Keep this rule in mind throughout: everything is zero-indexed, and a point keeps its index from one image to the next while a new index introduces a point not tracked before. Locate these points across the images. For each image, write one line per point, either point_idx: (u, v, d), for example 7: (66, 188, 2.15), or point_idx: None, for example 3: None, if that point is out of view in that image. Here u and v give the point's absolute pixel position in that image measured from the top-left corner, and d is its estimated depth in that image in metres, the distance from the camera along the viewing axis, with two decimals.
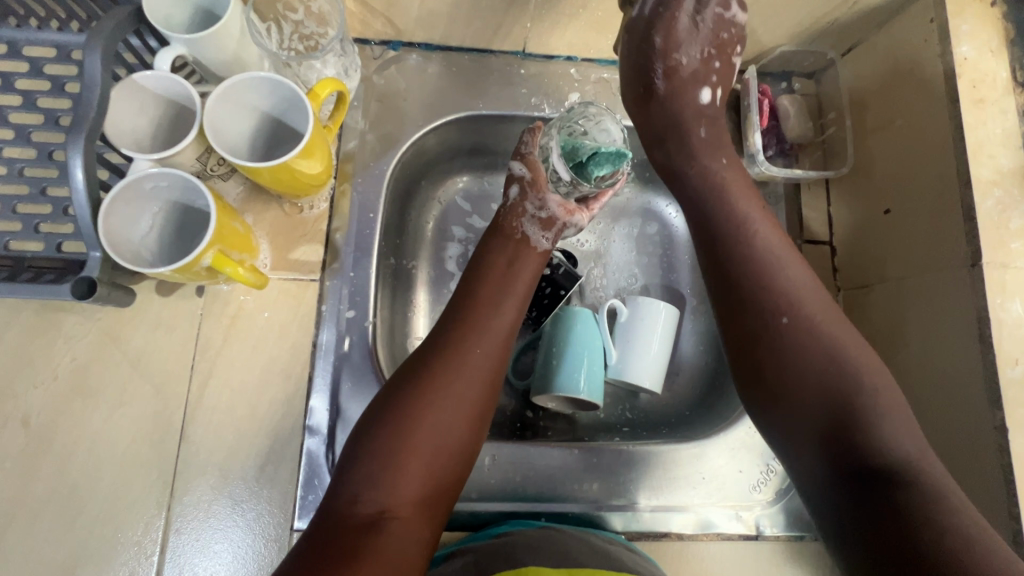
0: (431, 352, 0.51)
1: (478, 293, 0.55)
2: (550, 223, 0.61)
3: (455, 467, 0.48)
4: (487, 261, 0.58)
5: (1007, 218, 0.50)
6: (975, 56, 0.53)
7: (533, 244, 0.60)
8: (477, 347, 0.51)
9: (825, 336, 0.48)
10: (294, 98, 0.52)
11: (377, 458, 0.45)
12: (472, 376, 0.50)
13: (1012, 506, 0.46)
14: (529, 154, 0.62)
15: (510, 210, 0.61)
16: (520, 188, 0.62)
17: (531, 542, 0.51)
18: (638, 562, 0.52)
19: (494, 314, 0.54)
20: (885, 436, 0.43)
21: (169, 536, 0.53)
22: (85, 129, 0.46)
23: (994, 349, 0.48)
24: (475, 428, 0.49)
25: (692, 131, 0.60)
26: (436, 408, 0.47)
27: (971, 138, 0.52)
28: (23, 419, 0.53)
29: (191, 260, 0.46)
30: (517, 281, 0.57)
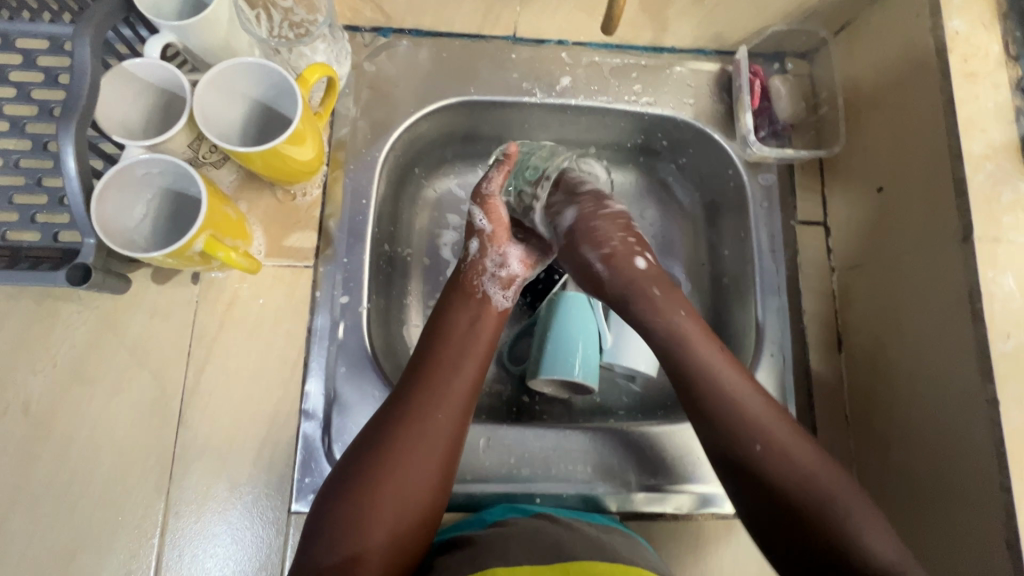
0: (390, 414, 0.49)
1: (440, 351, 0.52)
2: (509, 281, 0.60)
3: (418, 539, 0.46)
4: (449, 318, 0.55)
5: (999, 191, 0.49)
6: (967, 30, 0.53)
7: (494, 303, 0.58)
8: (439, 410, 0.49)
9: (802, 461, 0.46)
10: (284, 84, 0.52)
11: (336, 532, 0.43)
12: (433, 441, 0.48)
13: (1004, 478, 0.45)
14: (492, 197, 0.61)
15: (470, 266, 0.60)
16: (479, 243, 0.60)
17: (531, 534, 0.49)
18: (637, 552, 0.50)
19: (455, 372, 0.51)
20: (867, 542, 0.43)
21: (169, 519, 0.54)
22: (77, 117, 0.47)
23: (985, 323, 0.47)
24: (438, 496, 0.47)
25: (649, 292, 0.54)
26: (396, 476, 0.46)
27: (962, 112, 0.51)
28: (24, 405, 0.54)
29: (183, 244, 0.46)
30: (479, 337, 0.55)
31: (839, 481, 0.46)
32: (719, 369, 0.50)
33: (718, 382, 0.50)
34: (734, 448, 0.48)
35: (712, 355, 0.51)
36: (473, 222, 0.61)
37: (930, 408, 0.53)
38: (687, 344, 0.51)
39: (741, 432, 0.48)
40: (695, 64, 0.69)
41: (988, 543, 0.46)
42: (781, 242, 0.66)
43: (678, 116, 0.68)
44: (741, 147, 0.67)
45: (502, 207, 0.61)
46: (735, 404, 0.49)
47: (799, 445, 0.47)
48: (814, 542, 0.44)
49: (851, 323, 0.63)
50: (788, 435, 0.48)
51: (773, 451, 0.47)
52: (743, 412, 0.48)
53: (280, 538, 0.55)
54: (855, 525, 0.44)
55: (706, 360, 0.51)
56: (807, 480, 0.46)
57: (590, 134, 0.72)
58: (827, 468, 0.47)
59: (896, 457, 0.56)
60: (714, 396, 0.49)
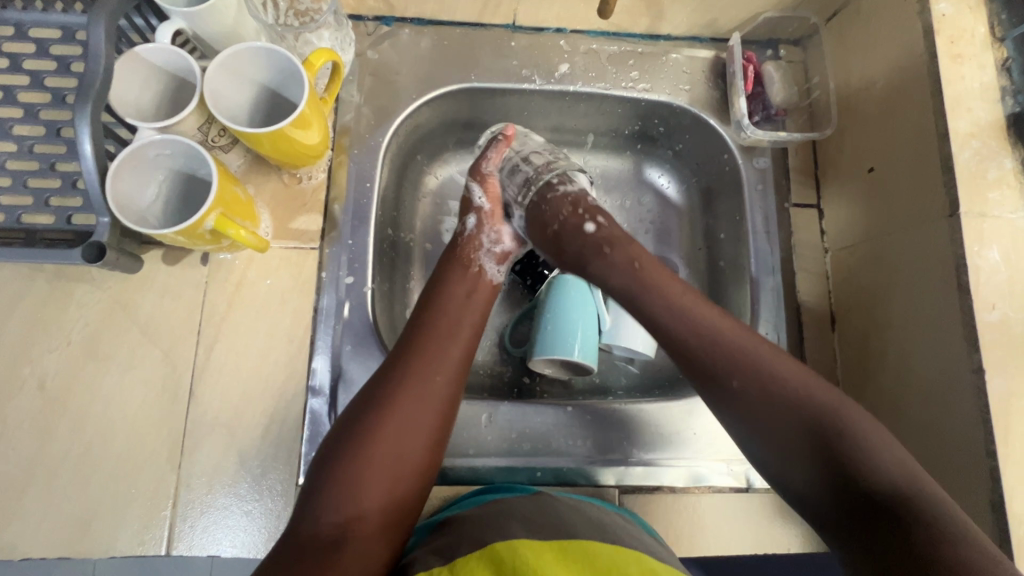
0: (388, 379, 0.50)
1: (436, 322, 0.54)
2: (503, 256, 0.64)
3: (413, 497, 0.47)
4: (446, 291, 0.57)
5: (984, 168, 0.51)
6: (953, 12, 0.54)
7: (488, 276, 0.61)
8: (437, 374, 0.51)
9: (775, 381, 0.46)
10: (291, 67, 0.54)
11: (337, 489, 0.44)
12: (431, 403, 0.49)
13: (989, 444, 0.47)
14: (490, 176, 0.65)
15: (466, 240, 0.62)
16: (476, 219, 0.64)
17: (524, 511, 0.49)
18: (631, 529, 0.50)
19: (451, 341, 0.53)
20: (867, 454, 0.42)
21: (180, 492, 0.55)
22: (91, 100, 0.48)
23: (971, 295, 0.49)
24: (433, 458, 0.49)
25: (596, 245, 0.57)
26: (397, 435, 0.47)
27: (949, 91, 0.53)
28: (40, 382, 0.56)
29: (194, 221, 0.48)
30: (471, 310, 0.57)
31: (821, 393, 0.45)
32: (698, 311, 0.51)
33: (700, 319, 0.50)
34: (716, 377, 0.48)
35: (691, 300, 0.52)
36: (471, 199, 0.65)
37: (918, 379, 0.54)
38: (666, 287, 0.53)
39: (720, 360, 0.48)
40: (691, 51, 0.71)
41: (976, 507, 0.48)
42: (775, 224, 0.68)
43: (674, 102, 0.70)
44: (736, 132, 0.69)
45: (499, 185, 0.66)
46: (719, 337, 0.49)
47: (786, 370, 0.47)
48: (811, 459, 0.43)
49: (844, 303, 0.65)
50: (777, 359, 0.47)
51: (757, 371, 0.47)
52: (726, 344, 0.48)
53: (287, 509, 0.56)
54: (852, 429, 0.43)
55: (685, 297, 0.52)
56: (805, 406, 0.45)
57: (588, 122, 0.74)
58: (820, 388, 0.46)
59: (887, 430, 0.58)
60: (699, 326, 0.50)
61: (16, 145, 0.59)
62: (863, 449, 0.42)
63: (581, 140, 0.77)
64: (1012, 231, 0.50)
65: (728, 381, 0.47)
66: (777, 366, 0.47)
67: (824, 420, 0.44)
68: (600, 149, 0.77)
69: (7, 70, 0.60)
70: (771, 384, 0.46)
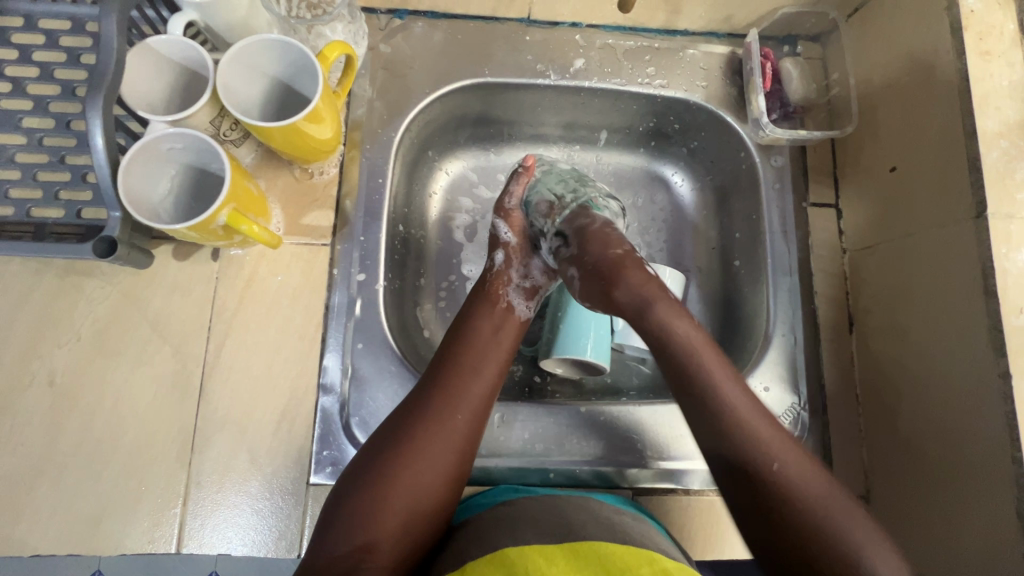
0: (411, 413, 0.49)
1: (461, 357, 0.53)
2: (533, 292, 0.61)
3: (428, 531, 0.47)
4: (472, 327, 0.55)
5: (1013, 168, 0.50)
6: (982, 9, 0.53)
7: (516, 312, 0.59)
8: (459, 412, 0.50)
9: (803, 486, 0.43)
10: (305, 60, 0.53)
11: (353, 518, 0.44)
12: (451, 444, 0.48)
13: (1016, 450, 0.46)
14: (513, 211, 0.63)
15: (494, 276, 0.60)
16: (504, 254, 0.61)
17: (542, 510, 0.48)
18: (647, 531, 0.50)
19: (476, 377, 0.52)
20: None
21: (191, 489, 0.55)
22: (104, 91, 0.47)
23: (997, 298, 0.48)
24: (451, 493, 0.48)
25: (661, 298, 0.49)
26: (415, 471, 0.46)
27: (977, 89, 0.51)
28: (49, 377, 0.55)
29: (207, 217, 0.47)
30: (496, 345, 0.55)
31: (835, 501, 0.43)
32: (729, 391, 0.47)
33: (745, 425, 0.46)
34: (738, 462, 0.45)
35: (735, 391, 0.47)
36: (497, 235, 0.63)
37: (940, 384, 0.53)
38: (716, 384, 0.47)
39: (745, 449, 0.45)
40: (707, 47, 0.70)
41: (1000, 514, 0.47)
42: (793, 223, 0.67)
43: (690, 98, 0.68)
44: (754, 130, 0.67)
45: (523, 219, 0.63)
46: (746, 429, 0.46)
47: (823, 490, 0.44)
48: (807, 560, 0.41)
49: (863, 304, 0.64)
50: (800, 463, 0.45)
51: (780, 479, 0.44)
52: (769, 453, 0.45)
53: (298, 508, 0.56)
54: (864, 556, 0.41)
55: (720, 386, 0.47)
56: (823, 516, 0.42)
57: (603, 118, 0.73)
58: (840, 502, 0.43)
59: (907, 435, 0.57)
60: (735, 430, 0.46)
61: (26, 137, 0.58)
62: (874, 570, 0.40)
63: (594, 136, 0.76)
64: None
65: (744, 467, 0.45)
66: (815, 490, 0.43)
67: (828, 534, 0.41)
68: (614, 146, 0.76)
69: (17, 61, 0.59)
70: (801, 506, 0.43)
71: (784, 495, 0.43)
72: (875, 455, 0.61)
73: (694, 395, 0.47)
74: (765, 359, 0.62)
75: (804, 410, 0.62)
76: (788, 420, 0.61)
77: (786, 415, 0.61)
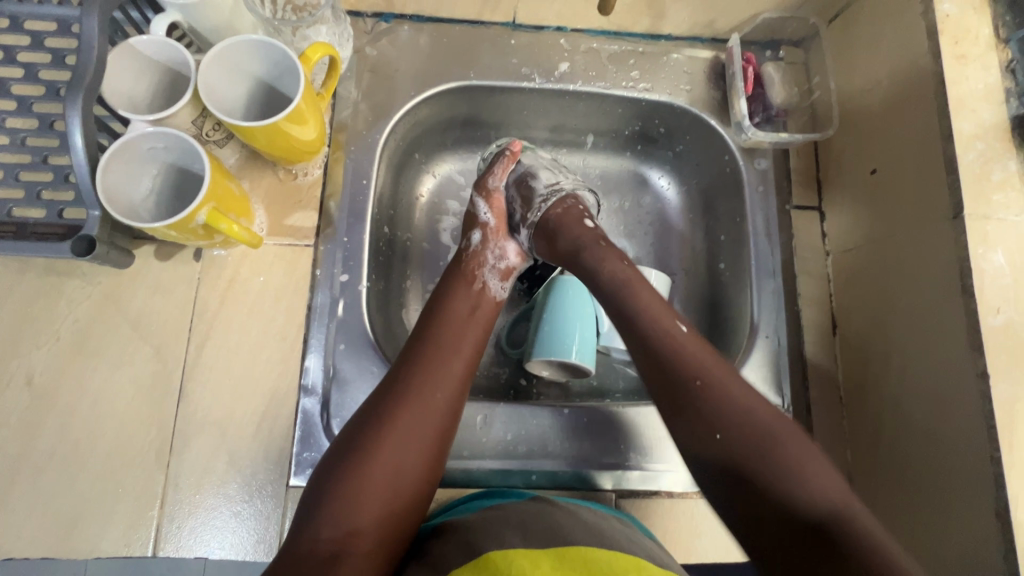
0: (389, 395, 0.49)
1: (437, 337, 0.53)
2: (507, 272, 0.62)
3: (412, 512, 0.47)
4: (449, 308, 0.56)
5: (988, 170, 0.50)
6: (957, 13, 0.54)
7: (493, 294, 0.59)
8: (437, 391, 0.49)
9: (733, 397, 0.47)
10: (287, 61, 0.53)
11: (338, 503, 0.44)
12: (431, 423, 0.48)
13: (994, 450, 0.46)
14: (495, 192, 0.63)
15: (471, 256, 0.61)
16: (481, 235, 0.62)
17: (524, 514, 0.48)
18: (628, 533, 0.49)
19: (453, 357, 0.52)
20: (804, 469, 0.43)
21: (168, 491, 0.54)
22: (83, 91, 0.47)
23: (974, 298, 0.48)
24: (433, 474, 0.48)
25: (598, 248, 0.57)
26: (395, 451, 0.46)
27: (953, 92, 0.52)
28: (27, 378, 0.55)
29: (186, 215, 0.47)
30: (473, 326, 0.55)
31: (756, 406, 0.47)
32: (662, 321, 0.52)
33: (732, 407, 0.47)
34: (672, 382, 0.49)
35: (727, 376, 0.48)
36: (476, 215, 0.63)
37: (921, 384, 0.53)
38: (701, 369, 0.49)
39: (678, 369, 0.49)
40: (691, 52, 0.70)
41: (980, 514, 0.47)
42: (776, 226, 0.67)
43: (674, 102, 0.69)
44: (737, 133, 0.68)
45: (504, 200, 0.64)
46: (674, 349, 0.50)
47: (814, 467, 0.44)
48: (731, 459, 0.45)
49: (846, 305, 0.64)
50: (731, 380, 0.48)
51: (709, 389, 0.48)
52: (753, 432, 0.45)
53: (278, 511, 0.55)
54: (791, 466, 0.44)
55: (652, 314, 0.52)
56: (745, 422, 0.46)
57: (589, 121, 0.73)
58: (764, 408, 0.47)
59: (889, 437, 0.57)
60: (667, 350, 0.50)
61: (9, 137, 0.58)
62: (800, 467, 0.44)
63: (581, 140, 0.76)
64: (1016, 234, 0.49)
65: (676, 385, 0.48)
66: (811, 466, 0.44)
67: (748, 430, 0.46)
68: (600, 150, 0.77)
69: (1, 62, 0.60)
70: (793, 485, 0.43)
71: (771, 471, 0.44)
72: (858, 457, 0.60)
73: (675, 384, 0.49)
74: (749, 361, 0.62)
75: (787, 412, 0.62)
76: None
77: None
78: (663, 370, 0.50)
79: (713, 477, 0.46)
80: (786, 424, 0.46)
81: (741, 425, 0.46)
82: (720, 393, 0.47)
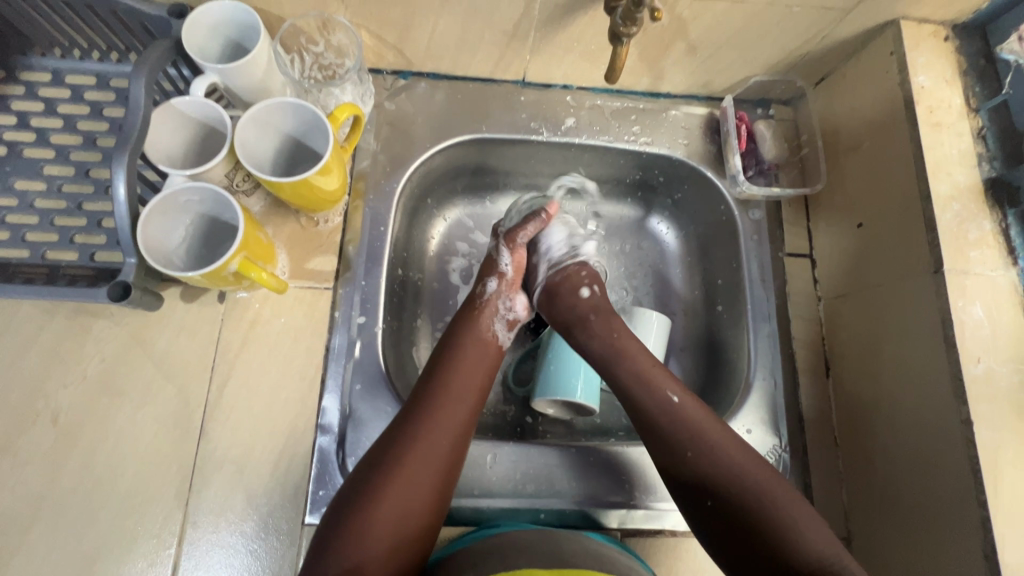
0: (397, 434, 0.51)
1: (444, 381, 0.56)
2: (513, 324, 0.65)
3: (413, 552, 0.48)
4: (455, 353, 0.58)
5: (965, 229, 0.55)
6: (931, 85, 0.59)
7: (498, 341, 0.62)
8: (443, 435, 0.52)
9: (728, 458, 0.51)
10: (316, 119, 0.57)
11: (344, 536, 0.46)
12: (434, 465, 0.51)
13: (980, 493, 0.49)
14: (520, 246, 0.67)
15: (485, 301, 0.64)
16: (497, 284, 0.65)
17: (528, 542, 0.50)
18: (634, 566, 0.51)
19: (458, 401, 0.54)
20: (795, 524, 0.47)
21: (186, 530, 0.56)
22: (129, 148, 0.51)
23: (957, 349, 0.52)
24: (434, 516, 0.50)
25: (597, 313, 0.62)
26: (401, 491, 0.48)
27: (930, 157, 0.57)
28: (53, 417, 0.57)
29: (219, 265, 0.50)
30: (478, 372, 0.58)
31: (748, 461, 0.51)
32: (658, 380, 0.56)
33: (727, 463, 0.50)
34: (669, 440, 0.52)
35: (720, 435, 0.52)
36: (497, 262, 0.67)
37: (909, 428, 0.57)
38: (696, 430, 0.52)
39: (675, 429, 0.53)
40: (688, 109, 0.75)
41: (968, 553, 0.50)
42: (770, 272, 0.70)
43: (673, 155, 0.74)
44: (732, 185, 0.72)
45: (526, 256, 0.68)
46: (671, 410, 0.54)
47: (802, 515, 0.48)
48: (729, 511, 0.49)
49: (837, 349, 0.67)
50: (723, 438, 0.52)
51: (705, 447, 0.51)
52: (751, 489, 0.49)
53: (293, 548, 0.56)
54: (786, 521, 0.47)
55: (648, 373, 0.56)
56: (741, 480, 0.50)
57: (592, 171, 0.78)
58: (759, 465, 0.51)
59: (881, 477, 0.59)
60: (663, 408, 0.54)
61: (46, 183, 0.62)
62: (793, 523, 0.47)
63: (584, 187, 0.80)
64: (992, 289, 0.53)
65: (675, 443, 0.52)
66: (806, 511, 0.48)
67: (742, 482, 0.49)
68: (603, 196, 0.81)
69: (43, 113, 0.64)
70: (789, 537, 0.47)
71: (774, 524, 0.47)
72: (853, 496, 0.63)
73: (673, 441, 0.52)
74: (747, 403, 0.65)
75: (785, 451, 0.64)
76: (771, 461, 0.63)
77: (768, 457, 0.63)
78: (661, 433, 0.53)
79: (709, 522, 0.50)
80: (774, 481, 0.50)
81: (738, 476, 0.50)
82: (713, 451, 0.51)
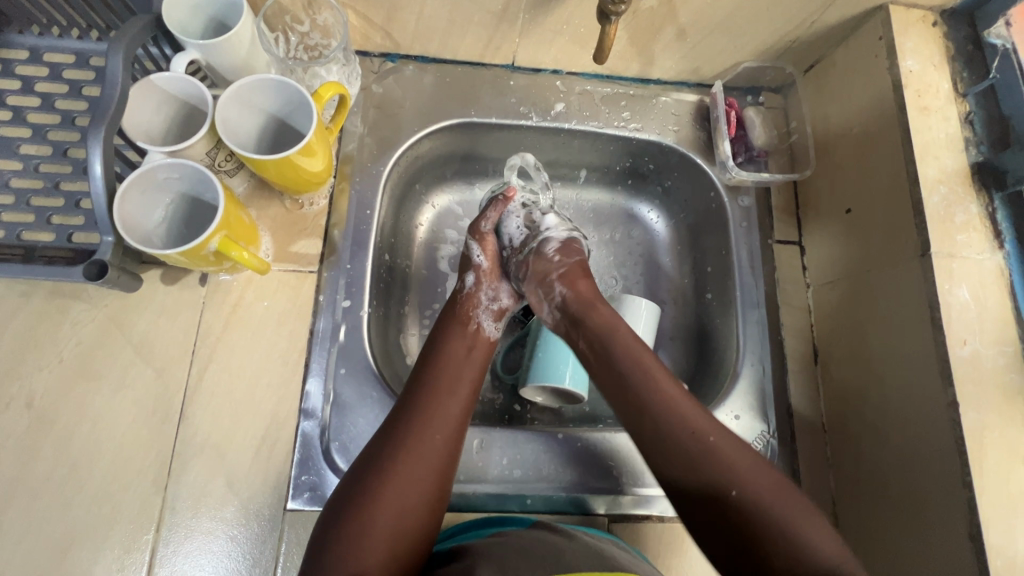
0: (392, 435, 0.51)
1: (436, 379, 0.55)
2: (500, 314, 0.64)
3: (415, 552, 0.47)
4: (446, 349, 0.58)
5: (952, 213, 0.55)
6: (919, 69, 0.59)
7: (486, 333, 0.61)
8: (437, 432, 0.51)
9: (708, 438, 0.48)
10: (300, 98, 0.56)
11: (342, 541, 0.45)
12: (429, 463, 0.50)
13: (965, 474, 0.49)
14: (487, 234, 0.67)
15: (465, 298, 0.63)
16: (475, 277, 0.65)
17: (523, 541, 0.49)
18: (628, 558, 0.50)
19: (451, 398, 0.54)
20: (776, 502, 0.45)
21: (165, 515, 0.54)
22: (105, 122, 0.49)
23: (943, 331, 0.52)
24: (434, 513, 0.49)
25: (577, 288, 0.60)
26: (396, 491, 0.47)
27: (918, 140, 0.57)
28: (27, 400, 0.55)
29: (200, 243, 0.49)
30: (469, 369, 0.57)
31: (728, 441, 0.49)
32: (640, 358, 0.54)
33: (707, 439, 0.48)
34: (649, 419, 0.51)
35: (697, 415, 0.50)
36: (470, 257, 0.67)
37: (896, 411, 0.57)
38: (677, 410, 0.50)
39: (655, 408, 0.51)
40: (678, 95, 0.75)
41: (954, 535, 0.49)
42: (759, 259, 0.70)
43: (663, 141, 0.73)
44: (721, 171, 0.72)
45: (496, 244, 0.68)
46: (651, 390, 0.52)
47: (778, 483, 0.47)
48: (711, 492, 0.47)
49: (826, 335, 0.67)
50: (702, 417, 0.50)
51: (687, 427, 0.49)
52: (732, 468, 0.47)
53: (275, 534, 0.55)
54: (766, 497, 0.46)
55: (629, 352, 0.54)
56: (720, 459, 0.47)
57: (582, 158, 0.77)
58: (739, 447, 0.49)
59: (868, 462, 0.59)
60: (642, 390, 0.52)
61: (22, 163, 0.60)
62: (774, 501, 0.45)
63: (574, 175, 0.80)
64: (978, 272, 0.53)
65: (657, 422, 0.50)
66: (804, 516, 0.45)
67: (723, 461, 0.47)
68: (592, 184, 0.81)
69: (20, 91, 0.62)
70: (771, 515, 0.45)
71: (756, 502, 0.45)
72: (840, 482, 0.63)
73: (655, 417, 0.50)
74: (736, 389, 0.65)
75: (773, 437, 0.63)
76: (759, 447, 0.63)
77: (756, 443, 0.63)
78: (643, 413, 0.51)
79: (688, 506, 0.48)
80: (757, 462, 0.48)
81: (728, 482, 0.47)
82: (696, 432, 0.49)
